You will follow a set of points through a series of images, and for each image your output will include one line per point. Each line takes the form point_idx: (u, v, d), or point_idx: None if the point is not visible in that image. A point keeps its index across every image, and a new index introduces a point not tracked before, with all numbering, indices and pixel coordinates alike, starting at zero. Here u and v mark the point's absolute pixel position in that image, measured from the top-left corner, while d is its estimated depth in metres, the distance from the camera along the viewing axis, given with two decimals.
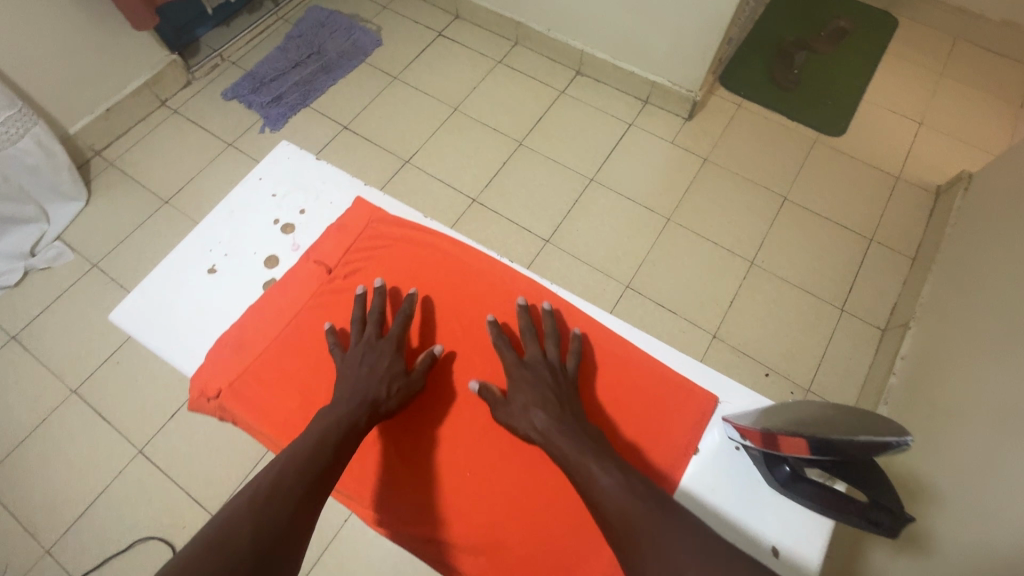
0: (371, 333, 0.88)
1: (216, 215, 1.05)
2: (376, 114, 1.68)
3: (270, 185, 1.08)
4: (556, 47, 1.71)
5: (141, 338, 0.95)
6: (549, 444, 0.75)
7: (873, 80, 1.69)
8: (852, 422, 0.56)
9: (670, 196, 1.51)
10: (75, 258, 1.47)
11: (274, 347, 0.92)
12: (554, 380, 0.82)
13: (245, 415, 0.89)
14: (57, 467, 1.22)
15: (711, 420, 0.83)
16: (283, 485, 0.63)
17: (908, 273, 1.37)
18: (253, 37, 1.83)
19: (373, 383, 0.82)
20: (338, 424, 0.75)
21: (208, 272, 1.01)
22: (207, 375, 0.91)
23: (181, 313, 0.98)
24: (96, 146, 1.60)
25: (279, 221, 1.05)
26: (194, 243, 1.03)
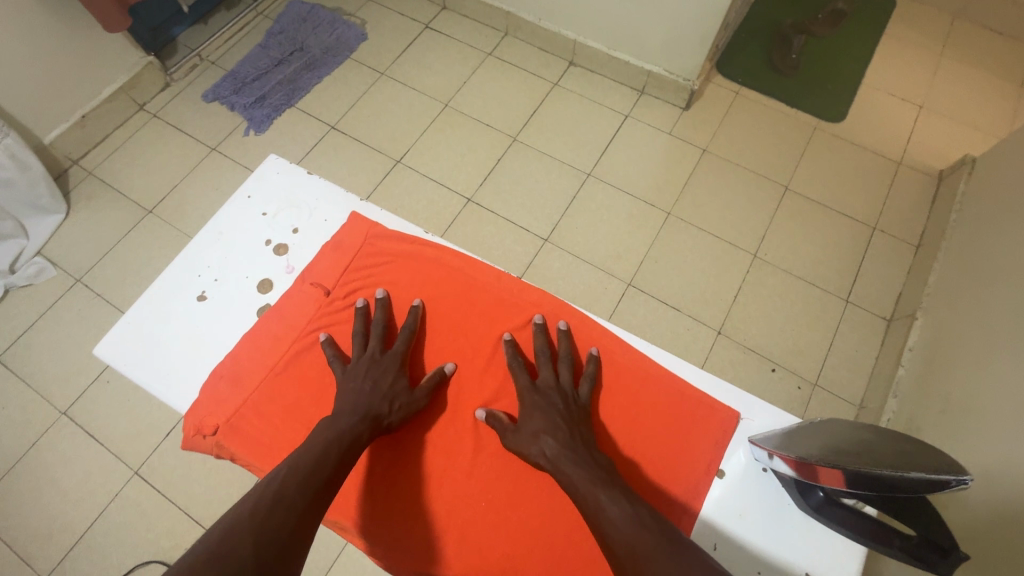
0: (375, 348, 0.87)
1: (201, 238, 1.00)
2: (364, 112, 1.62)
3: (259, 202, 1.03)
4: (548, 38, 1.65)
5: (130, 375, 0.91)
6: (557, 473, 0.73)
7: (872, 63, 1.65)
8: (896, 453, 0.53)
9: (670, 190, 1.48)
10: (57, 273, 1.41)
11: (274, 375, 0.89)
12: (567, 407, 0.80)
13: (246, 451, 0.85)
14: (51, 492, 1.19)
15: (736, 440, 0.81)
16: (285, 495, 0.61)
17: (912, 261, 1.36)
18: (232, 35, 1.75)
19: (375, 399, 0.80)
20: (340, 439, 0.73)
21: (196, 300, 0.96)
22: (205, 409, 0.87)
23: (170, 346, 0.93)
24: (73, 155, 1.54)
25: (271, 241, 1.00)
26: (180, 270, 0.98)
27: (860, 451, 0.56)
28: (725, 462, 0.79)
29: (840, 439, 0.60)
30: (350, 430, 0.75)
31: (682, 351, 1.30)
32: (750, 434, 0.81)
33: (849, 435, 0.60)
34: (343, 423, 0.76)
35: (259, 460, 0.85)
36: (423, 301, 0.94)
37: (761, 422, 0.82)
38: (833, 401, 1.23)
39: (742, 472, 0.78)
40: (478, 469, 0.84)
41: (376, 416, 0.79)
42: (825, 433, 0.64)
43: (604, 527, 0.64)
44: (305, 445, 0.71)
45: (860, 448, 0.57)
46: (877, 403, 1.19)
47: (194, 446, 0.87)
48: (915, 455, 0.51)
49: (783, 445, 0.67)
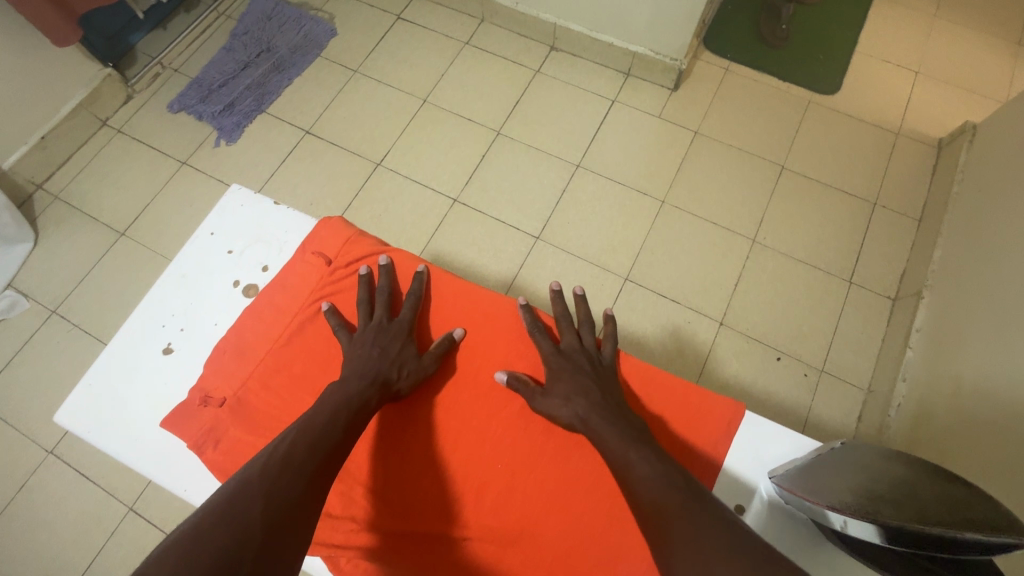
0: (382, 315, 0.81)
1: (164, 282, 0.88)
2: (339, 114, 1.55)
3: (224, 240, 0.90)
4: (527, 23, 1.58)
5: (94, 440, 0.79)
6: (592, 432, 0.69)
7: (865, 29, 1.59)
8: (939, 500, 0.49)
9: (663, 176, 1.43)
10: (31, 305, 1.36)
11: (279, 346, 0.82)
12: (593, 368, 0.76)
13: (249, 429, 0.76)
14: (43, 534, 1.15)
15: (754, 474, 0.71)
16: (293, 459, 0.58)
17: (915, 236, 1.32)
18: (194, 39, 1.66)
19: (381, 367, 0.75)
20: (348, 404, 0.69)
21: (161, 352, 0.84)
22: (211, 382, 0.80)
23: (135, 402, 0.80)
24: (36, 179, 1.47)
25: (240, 283, 0.88)
26: (141, 318, 0.86)
27: (900, 500, 0.51)
28: (743, 496, 0.70)
29: (870, 479, 0.56)
30: (357, 396, 0.71)
31: (685, 345, 1.26)
32: (769, 467, 0.71)
33: (880, 474, 0.55)
34: (352, 389, 0.71)
35: (261, 438, 0.75)
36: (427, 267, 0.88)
37: (781, 450, 0.72)
38: (840, 386, 1.21)
39: (765, 510, 0.69)
40: (493, 427, 0.78)
41: (382, 384, 0.74)
42: (849, 468, 0.59)
43: (641, 486, 0.60)
44: (313, 411, 0.67)
45: (897, 495, 0.52)
46: (886, 388, 1.16)
47: (187, 419, 0.77)
48: (961, 509, 0.48)
49: (803, 484, 0.60)
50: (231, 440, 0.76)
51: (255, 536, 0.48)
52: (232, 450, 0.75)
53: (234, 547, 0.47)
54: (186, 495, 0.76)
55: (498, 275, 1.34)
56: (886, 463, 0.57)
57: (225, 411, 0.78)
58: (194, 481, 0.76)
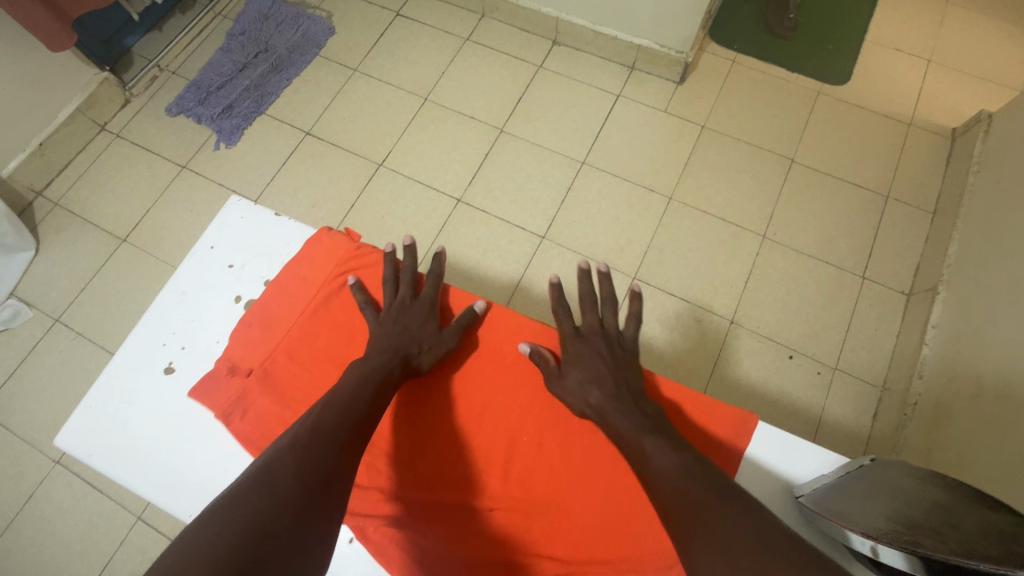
0: (405, 294, 0.81)
1: (163, 298, 0.84)
2: (339, 114, 1.53)
3: (224, 253, 0.86)
4: (529, 18, 1.55)
5: (99, 466, 0.75)
6: (609, 421, 0.68)
7: (875, 16, 1.55)
8: (982, 529, 0.47)
9: (670, 173, 1.40)
10: (33, 314, 1.35)
11: (303, 318, 0.80)
12: (615, 350, 0.76)
13: (275, 401, 0.75)
14: (52, 546, 1.15)
15: (778, 492, 0.66)
16: (322, 429, 0.59)
17: (929, 229, 1.29)
18: (191, 41, 1.64)
19: (404, 345, 0.75)
20: (373, 380, 0.68)
21: (163, 373, 0.79)
22: (235, 352, 0.78)
23: (139, 426, 0.76)
24: (36, 186, 1.45)
25: (241, 298, 0.83)
26: (141, 339, 0.81)
27: (941, 530, 0.49)
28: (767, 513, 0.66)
29: (906, 505, 0.54)
30: (381, 371, 0.70)
31: (695, 345, 1.24)
32: (795, 483, 0.66)
33: (916, 500, 0.54)
34: (376, 364, 0.71)
35: (288, 411, 0.74)
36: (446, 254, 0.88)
37: (810, 467, 0.67)
38: (854, 384, 1.19)
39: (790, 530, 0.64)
40: (516, 401, 0.76)
41: (403, 362, 0.73)
42: (880, 491, 0.58)
43: (658, 477, 0.59)
44: (337, 387, 0.66)
45: (938, 523, 0.51)
46: (902, 386, 1.13)
47: (212, 390, 0.76)
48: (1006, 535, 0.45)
49: (836, 507, 0.58)
50: (258, 411, 0.74)
51: (284, 515, 0.49)
52: (259, 421, 0.73)
53: (260, 526, 0.47)
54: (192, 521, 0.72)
55: (503, 276, 1.32)
56: (924, 489, 0.55)
57: (253, 380, 0.76)
58: (200, 503, 0.72)
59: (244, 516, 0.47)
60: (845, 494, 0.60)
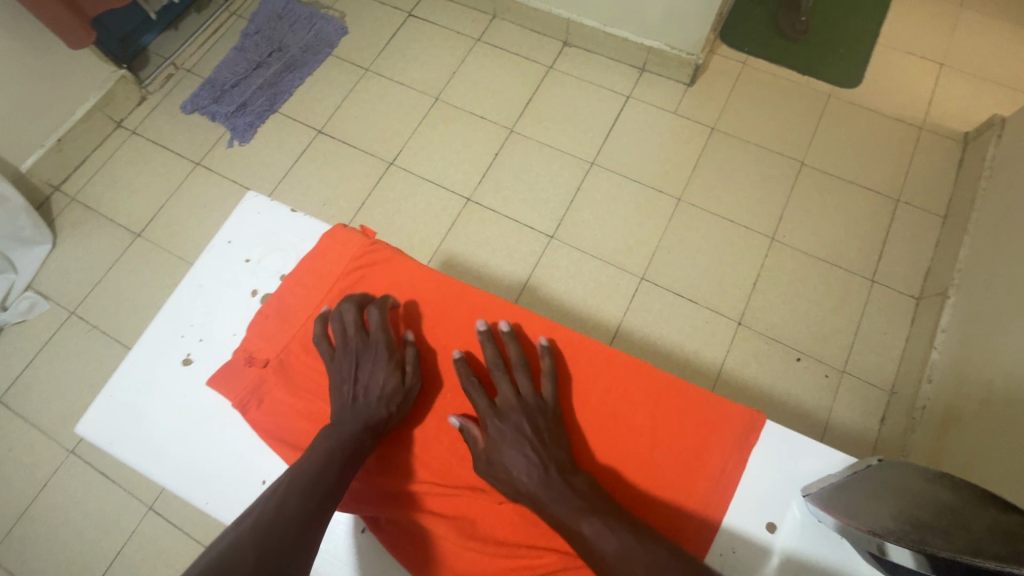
0: (355, 341, 0.75)
1: (181, 292, 0.85)
2: (351, 113, 1.54)
3: (241, 248, 0.87)
4: (540, 18, 1.56)
5: (119, 453, 0.77)
6: (542, 509, 0.62)
7: (887, 20, 1.55)
8: (988, 529, 0.47)
9: (679, 174, 1.40)
10: (49, 307, 1.37)
11: (320, 311, 0.81)
12: (538, 418, 0.68)
13: (291, 392, 0.77)
14: (66, 533, 1.17)
15: (786, 489, 0.65)
16: (285, 507, 0.56)
17: (940, 233, 1.29)
18: (206, 39, 1.66)
19: (369, 403, 0.70)
20: (340, 451, 0.65)
21: (181, 364, 0.80)
22: (253, 343, 0.80)
23: (157, 416, 0.77)
24: (53, 181, 1.48)
25: (258, 292, 0.84)
26: (160, 331, 0.83)
27: (950, 529, 0.49)
28: (775, 512, 0.65)
29: (915, 506, 0.54)
30: (345, 440, 0.66)
31: (702, 346, 1.24)
32: (802, 483, 0.65)
33: (925, 501, 0.54)
34: (346, 431, 0.67)
35: (303, 402, 0.76)
36: (395, 286, 0.82)
37: (816, 466, 0.66)
38: (861, 388, 1.18)
39: (799, 531, 0.63)
40: (459, 478, 0.71)
41: (373, 422, 0.69)
42: (890, 491, 0.57)
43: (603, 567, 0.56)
44: (302, 458, 0.64)
45: (947, 523, 0.50)
46: (910, 390, 1.13)
47: (231, 377, 0.78)
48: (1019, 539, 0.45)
49: (847, 508, 0.58)
50: (274, 401, 0.76)
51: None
52: (275, 412, 0.75)
53: None
54: (208, 508, 0.73)
55: (512, 275, 1.33)
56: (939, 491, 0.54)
57: (271, 371, 0.78)
58: (216, 495, 0.73)
59: None
60: (857, 496, 0.59)
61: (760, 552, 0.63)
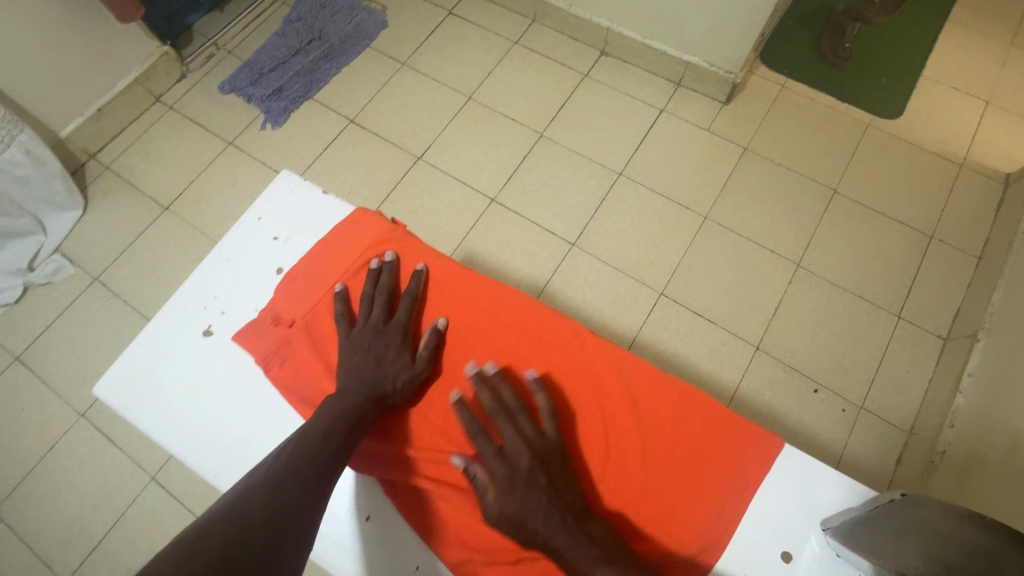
0: (378, 317, 0.73)
1: (207, 264, 0.82)
2: (384, 106, 1.55)
3: (271, 226, 0.84)
4: (579, 26, 1.56)
5: (132, 419, 0.74)
6: (564, 563, 0.56)
7: (934, 53, 1.52)
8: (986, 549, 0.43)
9: (707, 192, 1.39)
10: (74, 271, 1.40)
11: (348, 278, 0.79)
12: (550, 459, 0.62)
13: (316, 353, 0.74)
14: (68, 496, 1.18)
15: (804, 523, 0.61)
16: (296, 463, 0.55)
17: (973, 274, 1.25)
18: (249, 22, 1.70)
19: (378, 378, 0.68)
20: (345, 416, 0.63)
21: (201, 335, 0.77)
22: (280, 305, 0.78)
23: (173, 386, 0.75)
24: (90, 149, 1.51)
25: (282, 269, 0.81)
26: (183, 300, 0.80)
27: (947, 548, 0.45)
28: (792, 543, 0.60)
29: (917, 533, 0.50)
30: (349, 413, 0.64)
31: (717, 368, 1.22)
32: (821, 517, 0.61)
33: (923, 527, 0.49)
34: (346, 405, 0.65)
35: (321, 366, 0.73)
36: (424, 265, 0.78)
37: (833, 498, 0.61)
38: (880, 426, 1.15)
39: (816, 566, 0.59)
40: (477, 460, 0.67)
41: (378, 397, 0.67)
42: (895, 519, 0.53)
43: None
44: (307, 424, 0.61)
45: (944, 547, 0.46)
46: (931, 432, 1.09)
47: (256, 335, 0.75)
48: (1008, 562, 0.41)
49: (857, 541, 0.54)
50: (298, 362, 0.73)
51: (250, 550, 0.44)
52: (298, 372, 0.73)
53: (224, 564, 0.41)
54: (214, 482, 0.71)
55: (529, 279, 1.32)
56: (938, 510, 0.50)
57: (296, 331, 0.76)
58: (227, 469, 0.70)
59: (218, 535, 0.43)
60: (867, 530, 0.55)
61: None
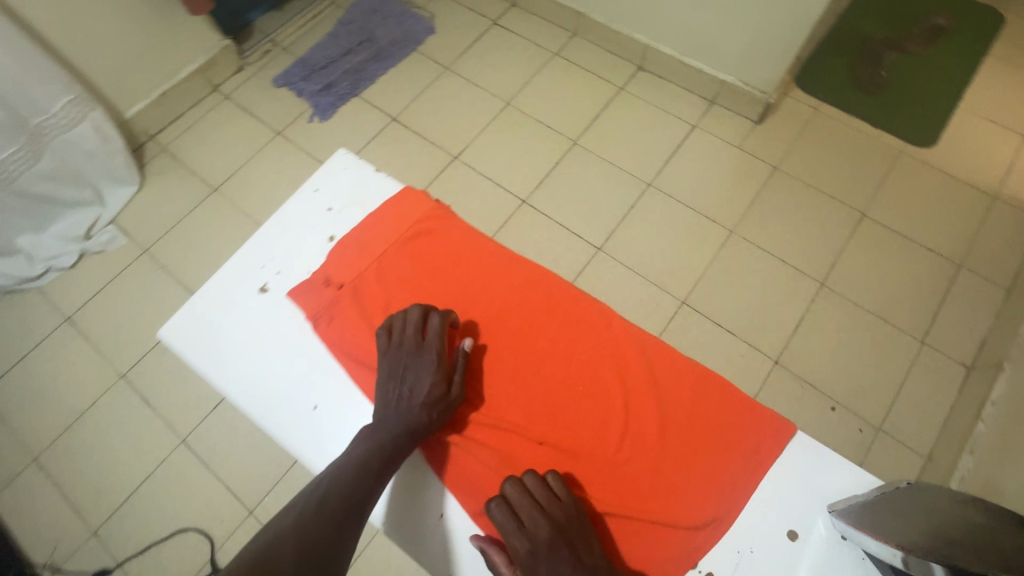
0: (414, 328, 0.73)
1: (266, 230, 0.86)
2: (425, 106, 1.62)
3: (325, 199, 0.88)
4: (619, 41, 1.61)
5: (190, 356, 0.79)
6: None
7: (972, 85, 1.52)
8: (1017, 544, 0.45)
9: (735, 207, 1.41)
10: (125, 242, 1.48)
11: (393, 248, 0.84)
12: (567, 525, 0.63)
13: (363, 316, 0.79)
14: (103, 452, 1.24)
15: (812, 507, 0.64)
16: (326, 505, 0.59)
17: (1002, 305, 1.24)
18: (305, 22, 1.80)
19: (412, 409, 0.68)
20: (380, 450, 0.65)
21: (259, 291, 0.81)
22: (332, 267, 0.82)
23: (231, 331, 0.79)
24: (150, 131, 1.61)
25: (333, 239, 0.85)
26: (242, 256, 0.84)
27: (976, 543, 0.47)
28: (799, 522, 0.64)
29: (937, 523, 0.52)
30: (384, 444, 0.66)
31: (734, 378, 1.23)
32: (829, 500, 0.64)
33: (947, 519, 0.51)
34: (385, 433, 0.67)
35: (364, 323, 0.78)
36: (464, 249, 0.85)
37: (842, 485, 0.65)
38: (897, 449, 1.15)
39: (823, 548, 0.62)
40: None
41: (414, 427, 0.68)
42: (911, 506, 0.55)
43: None
44: (346, 455, 0.65)
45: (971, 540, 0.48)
46: (950, 459, 1.08)
47: (308, 293, 0.80)
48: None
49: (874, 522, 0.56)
50: (344, 319, 0.78)
51: None
52: (337, 333, 0.77)
53: None
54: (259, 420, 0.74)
55: None
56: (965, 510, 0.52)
57: (344, 293, 0.80)
58: (270, 409, 0.74)
59: None
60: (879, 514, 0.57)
61: (785, 564, 0.62)
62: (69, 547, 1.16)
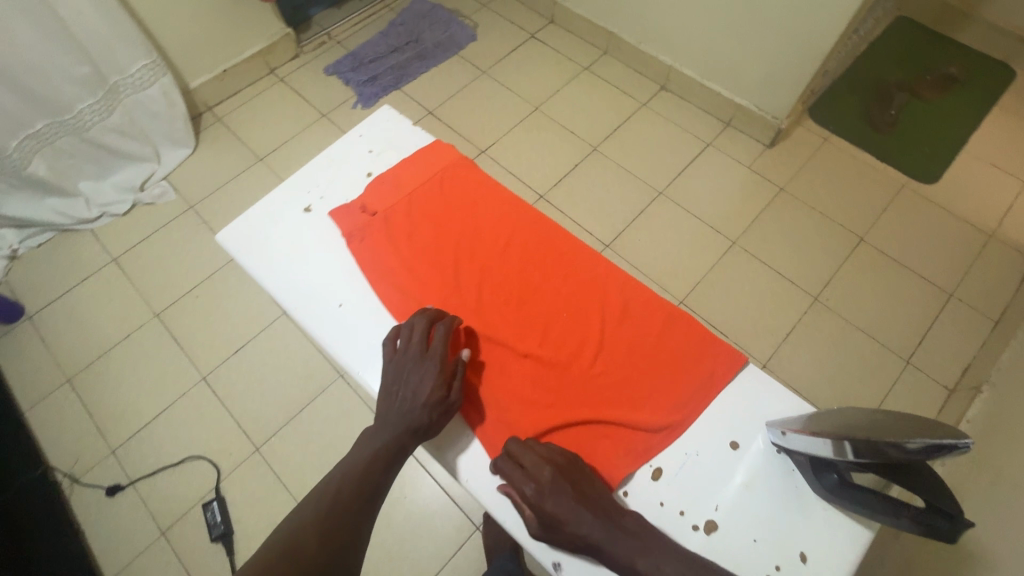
0: (419, 336, 0.70)
1: (316, 162, 0.92)
2: (460, 104, 1.75)
3: (368, 141, 0.93)
4: (645, 61, 1.73)
5: (243, 260, 0.83)
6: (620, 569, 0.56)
7: (978, 131, 1.60)
8: (907, 424, 0.50)
9: (739, 221, 1.49)
10: (174, 198, 1.62)
11: (421, 188, 0.88)
12: (568, 466, 0.63)
13: (391, 240, 0.83)
14: (130, 380, 1.35)
15: (753, 424, 0.68)
16: (340, 499, 0.58)
17: (987, 335, 1.29)
18: (359, 20, 1.96)
19: (414, 410, 0.65)
20: (386, 449, 0.63)
21: (303, 211, 0.87)
22: (369, 196, 0.87)
23: (276, 243, 0.84)
24: (209, 102, 1.77)
25: (372, 174, 0.91)
26: (292, 182, 0.90)
27: (873, 427, 0.51)
28: (742, 435, 0.67)
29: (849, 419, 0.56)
30: (389, 446, 0.63)
31: None
32: (768, 420, 0.67)
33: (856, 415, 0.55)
34: (391, 432, 0.64)
35: (393, 250, 0.82)
36: (484, 195, 0.88)
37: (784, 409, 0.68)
38: None
39: (759, 458, 0.65)
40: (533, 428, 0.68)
41: (417, 428, 0.65)
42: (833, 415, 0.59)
43: None
44: (352, 457, 0.62)
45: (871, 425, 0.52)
46: None
47: (347, 216, 0.85)
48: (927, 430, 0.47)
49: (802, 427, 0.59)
50: (376, 240, 0.83)
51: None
52: (368, 255, 0.82)
53: None
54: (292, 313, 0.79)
55: None
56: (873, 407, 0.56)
57: (377, 221, 0.84)
58: (306, 302, 0.79)
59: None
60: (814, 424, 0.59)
61: (725, 469, 0.65)
62: (90, 461, 1.25)
